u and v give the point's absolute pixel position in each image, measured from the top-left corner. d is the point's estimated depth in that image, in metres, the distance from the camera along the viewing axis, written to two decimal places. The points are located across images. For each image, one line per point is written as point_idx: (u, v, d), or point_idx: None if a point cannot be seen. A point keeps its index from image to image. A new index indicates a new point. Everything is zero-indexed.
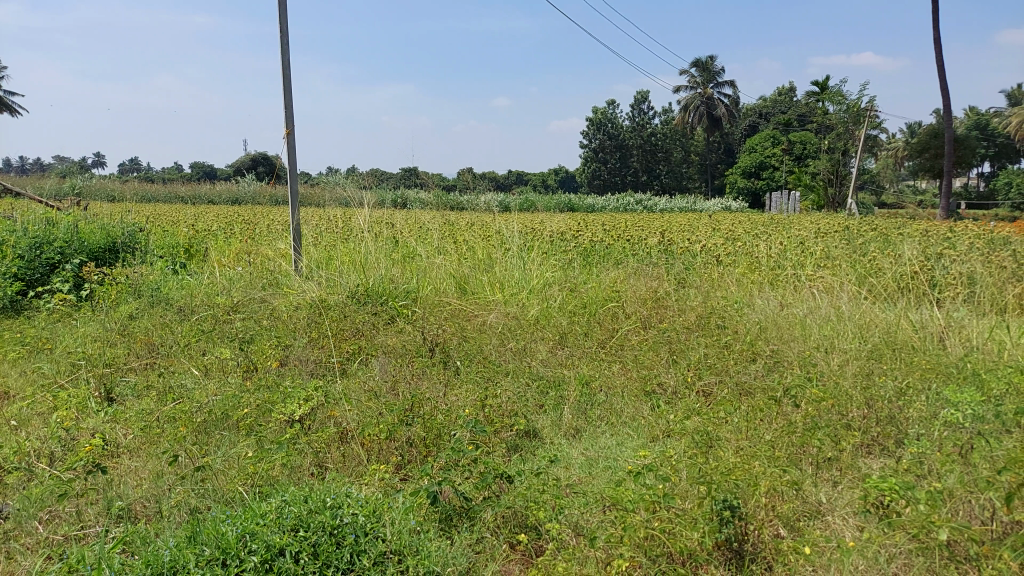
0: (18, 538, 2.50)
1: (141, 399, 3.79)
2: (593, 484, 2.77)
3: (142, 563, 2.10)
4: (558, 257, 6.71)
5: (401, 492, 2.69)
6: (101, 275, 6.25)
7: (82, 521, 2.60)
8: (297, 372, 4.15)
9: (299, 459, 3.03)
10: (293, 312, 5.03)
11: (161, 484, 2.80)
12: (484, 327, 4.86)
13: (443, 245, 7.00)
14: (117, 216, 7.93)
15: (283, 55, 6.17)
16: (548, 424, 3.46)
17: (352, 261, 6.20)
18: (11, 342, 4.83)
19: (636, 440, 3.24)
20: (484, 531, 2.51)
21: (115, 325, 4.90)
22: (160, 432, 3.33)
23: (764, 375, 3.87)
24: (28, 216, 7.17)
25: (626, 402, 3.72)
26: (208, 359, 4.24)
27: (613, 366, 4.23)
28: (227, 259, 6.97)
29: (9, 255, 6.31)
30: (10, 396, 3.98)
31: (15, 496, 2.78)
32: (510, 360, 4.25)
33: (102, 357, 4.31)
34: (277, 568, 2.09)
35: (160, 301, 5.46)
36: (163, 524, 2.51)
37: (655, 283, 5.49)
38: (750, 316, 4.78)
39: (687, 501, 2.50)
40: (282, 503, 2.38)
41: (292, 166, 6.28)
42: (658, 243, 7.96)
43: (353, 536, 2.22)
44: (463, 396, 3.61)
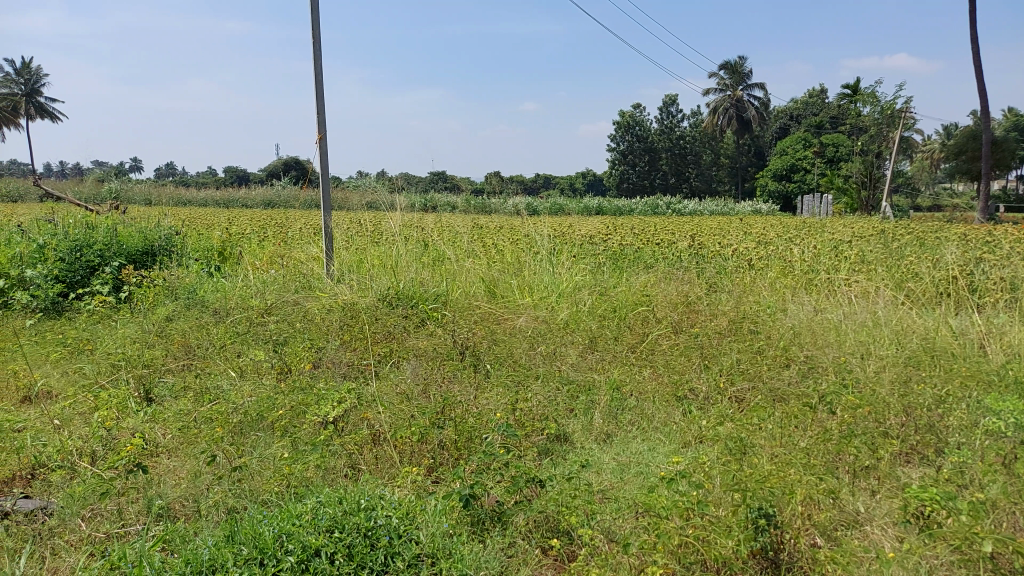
0: (62, 535, 2.56)
1: (178, 400, 3.87)
2: (625, 490, 2.75)
3: (182, 562, 2.14)
4: (587, 261, 6.67)
5: (434, 495, 2.71)
6: (140, 278, 6.39)
7: (123, 519, 2.65)
8: (330, 374, 4.19)
9: (332, 460, 3.05)
10: (326, 315, 5.10)
11: (199, 484, 2.84)
12: (513, 331, 4.86)
13: (471, 249, 7.02)
14: (154, 220, 8.10)
15: (314, 59, 6.25)
16: (579, 428, 3.44)
17: (383, 265, 6.25)
18: (53, 343, 4.96)
19: (668, 446, 3.21)
20: (516, 535, 2.50)
21: (153, 327, 5.00)
22: (197, 432, 3.38)
23: (798, 381, 3.82)
24: (69, 220, 7.35)
25: (658, 408, 3.69)
26: (243, 361, 4.31)
27: (643, 370, 4.19)
28: (260, 262, 7.07)
29: (51, 258, 6.49)
30: (52, 395, 4.09)
31: (58, 493, 2.86)
32: (540, 364, 4.25)
33: (141, 359, 4.41)
34: (314, 568, 2.10)
35: (196, 303, 5.55)
36: (201, 523, 2.55)
37: (685, 288, 5.44)
38: (783, 322, 4.71)
39: (721, 508, 2.47)
40: (317, 504, 2.40)
41: (324, 170, 6.36)
42: (688, 247, 7.88)
43: (386, 537, 2.23)
44: (494, 399, 3.61)
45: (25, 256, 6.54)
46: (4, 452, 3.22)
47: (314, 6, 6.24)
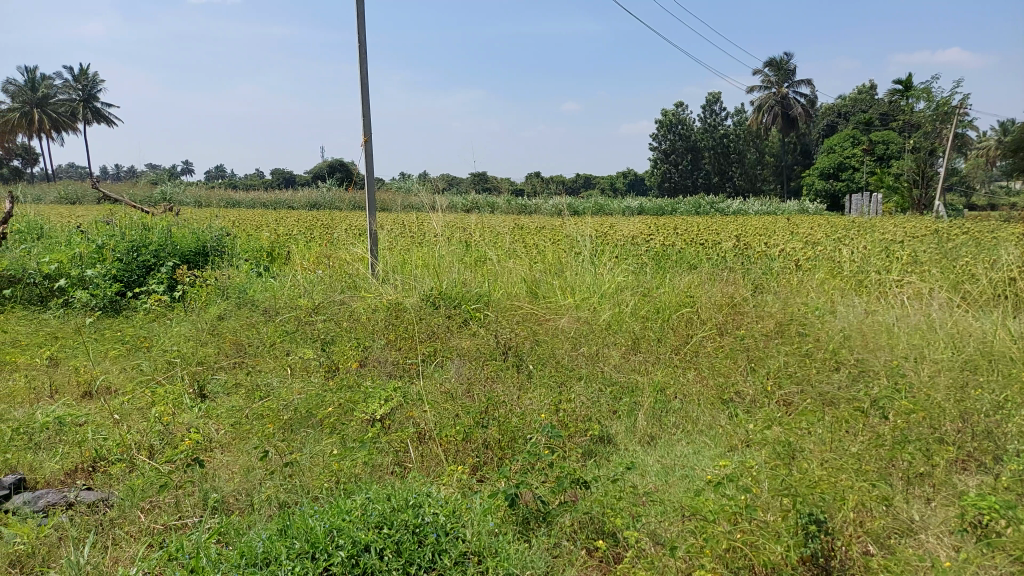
0: (123, 526, 2.65)
1: (230, 396, 3.97)
2: (670, 493, 2.73)
3: (237, 554, 2.20)
4: (630, 262, 6.62)
5: (479, 494, 2.73)
6: (193, 278, 6.57)
7: (180, 511, 2.73)
8: (375, 372, 4.25)
9: (379, 458, 3.10)
10: (371, 315, 5.18)
11: (251, 478, 2.91)
12: (556, 331, 4.85)
13: (513, 250, 7.03)
14: (206, 221, 8.33)
15: (360, 63, 6.35)
16: (623, 430, 3.42)
17: (426, 265, 6.31)
18: (112, 340, 5.13)
19: (713, 449, 3.17)
20: (562, 536, 2.50)
21: (205, 325, 5.14)
22: (249, 428, 3.47)
23: (848, 386, 3.73)
24: (126, 222, 7.61)
25: (703, 411, 3.64)
26: (292, 360, 4.41)
27: (688, 373, 4.14)
28: (307, 262, 7.20)
29: (110, 258, 6.72)
30: (112, 390, 4.24)
31: (119, 485, 2.96)
32: (582, 365, 4.23)
33: (195, 356, 4.54)
34: (363, 563, 2.13)
35: (246, 302, 5.69)
36: (254, 516, 2.61)
37: (730, 289, 5.36)
38: (832, 324, 4.60)
39: (769, 513, 2.43)
40: (366, 500, 2.44)
41: (369, 172, 6.45)
42: (733, 247, 7.75)
43: (434, 535, 2.25)
44: (537, 400, 3.62)
45: (85, 256, 6.77)
46: (67, 445, 3.34)
47: (360, 10, 6.33)
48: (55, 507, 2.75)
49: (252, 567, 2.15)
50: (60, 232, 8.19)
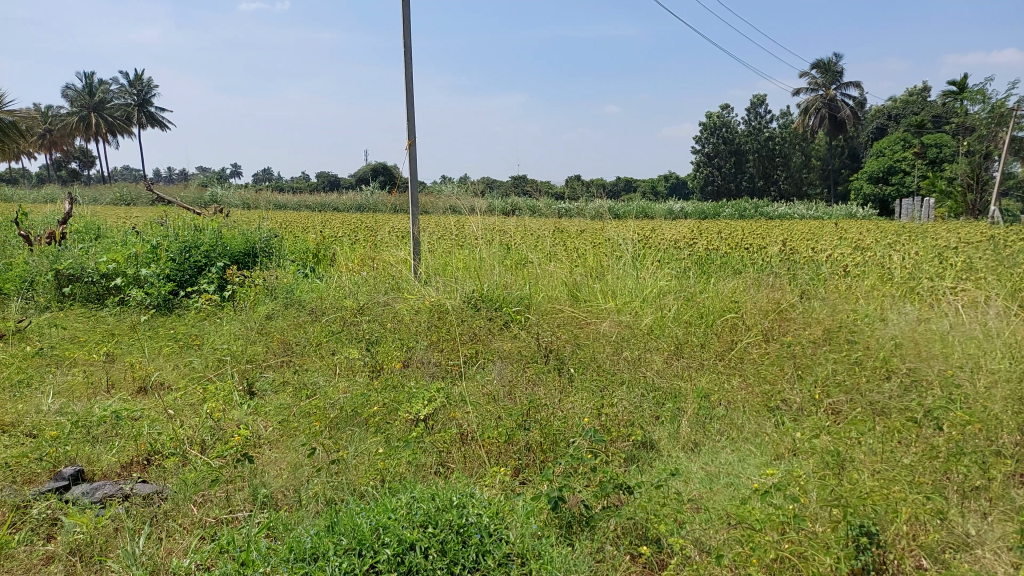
0: (176, 518, 2.72)
1: (278, 394, 4.05)
2: (715, 500, 2.69)
3: (286, 549, 2.24)
4: (673, 266, 6.55)
5: (522, 496, 2.73)
6: (242, 278, 6.73)
7: (231, 505, 2.79)
8: (418, 373, 4.28)
9: (423, 457, 3.12)
10: (414, 316, 5.23)
11: (299, 475, 2.97)
12: (597, 335, 4.83)
13: (554, 252, 7.03)
14: (255, 223, 8.52)
15: (405, 68, 6.42)
16: (665, 436, 3.38)
17: (468, 268, 6.35)
18: (165, 338, 5.29)
19: (759, 457, 3.12)
20: (605, 540, 2.49)
21: (254, 324, 5.26)
22: (296, 426, 3.53)
23: (900, 396, 3.63)
24: (180, 223, 7.84)
25: (748, 418, 3.58)
26: (337, 360, 4.48)
27: (733, 380, 4.07)
28: (352, 263, 7.31)
29: (164, 258, 6.92)
30: (165, 386, 4.36)
31: (172, 478, 3.05)
32: (624, 369, 4.20)
33: (244, 354, 4.64)
34: (409, 562, 2.14)
35: (293, 302, 5.80)
36: (302, 512, 2.66)
37: (777, 295, 5.27)
38: (883, 332, 4.48)
39: (818, 524, 2.38)
40: (411, 499, 2.46)
41: (412, 175, 6.52)
42: (779, 252, 7.61)
43: (478, 535, 2.26)
44: (579, 403, 3.61)
45: (140, 256, 6.98)
46: (123, 438, 3.45)
47: (406, 16, 6.41)
48: (112, 499, 2.84)
49: (301, 562, 2.19)
50: (116, 232, 8.46)
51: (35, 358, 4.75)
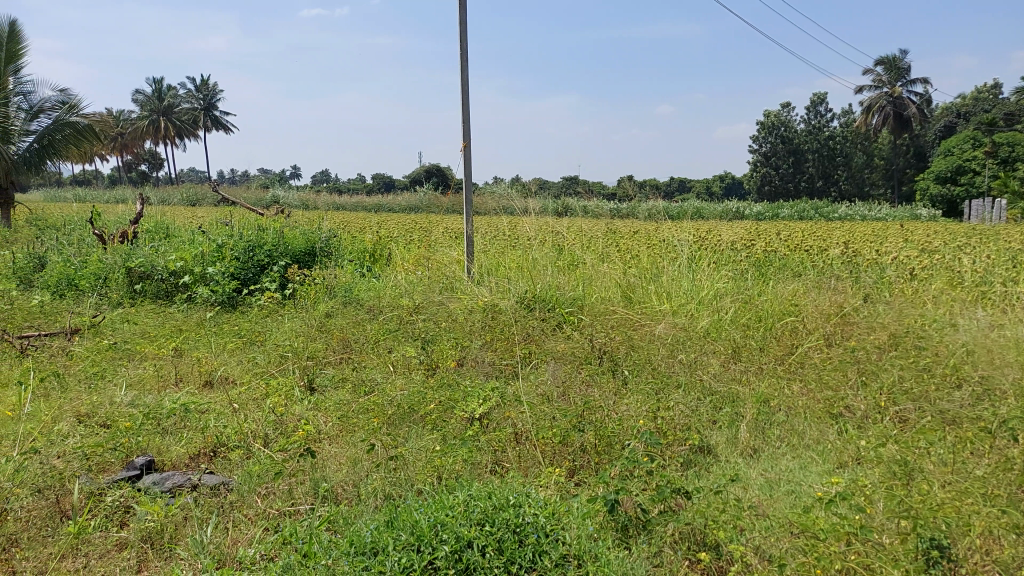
0: (242, 509, 2.81)
1: (337, 390, 4.14)
2: (776, 508, 2.62)
3: (347, 543, 2.29)
4: (730, 267, 6.42)
5: (578, 498, 2.73)
6: (302, 277, 6.89)
7: (293, 498, 2.86)
8: (473, 372, 4.32)
9: (479, 456, 3.15)
10: (468, 315, 5.27)
11: (359, 471, 3.03)
12: (652, 337, 4.76)
13: (608, 253, 6.97)
14: (315, 223, 8.72)
15: (460, 70, 6.48)
16: (724, 441, 3.31)
17: (520, 268, 6.36)
18: (230, 334, 5.45)
19: (822, 465, 3.03)
20: (662, 544, 2.46)
21: (314, 322, 5.38)
22: (355, 422, 3.60)
23: (971, 405, 3.49)
24: (244, 223, 8.09)
25: (810, 425, 3.48)
26: (394, 358, 4.56)
27: (793, 385, 3.96)
28: (408, 263, 7.40)
29: (229, 257, 7.15)
30: (230, 380, 4.50)
31: (238, 470, 3.15)
32: (680, 372, 4.15)
33: (305, 351, 4.75)
34: (466, 559, 2.16)
35: (352, 301, 5.92)
36: (362, 507, 2.71)
37: (839, 298, 5.13)
38: (953, 337, 4.31)
39: (885, 536, 2.31)
40: (468, 497, 2.47)
41: (467, 175, 6.56)
42: (841, 254, 7.38)
43: (535, 535, 2.26)
44: (634, 406, 3.58)
45: (206, 255, 7.23)
46: (191, 430, 3.58)
47: (462, 19, 6.47)
48: (181, 489, 2.95)
49: (361, 555, 2.24)
50: (184, 232, 8.77)
51: (109, 352, 4.97)
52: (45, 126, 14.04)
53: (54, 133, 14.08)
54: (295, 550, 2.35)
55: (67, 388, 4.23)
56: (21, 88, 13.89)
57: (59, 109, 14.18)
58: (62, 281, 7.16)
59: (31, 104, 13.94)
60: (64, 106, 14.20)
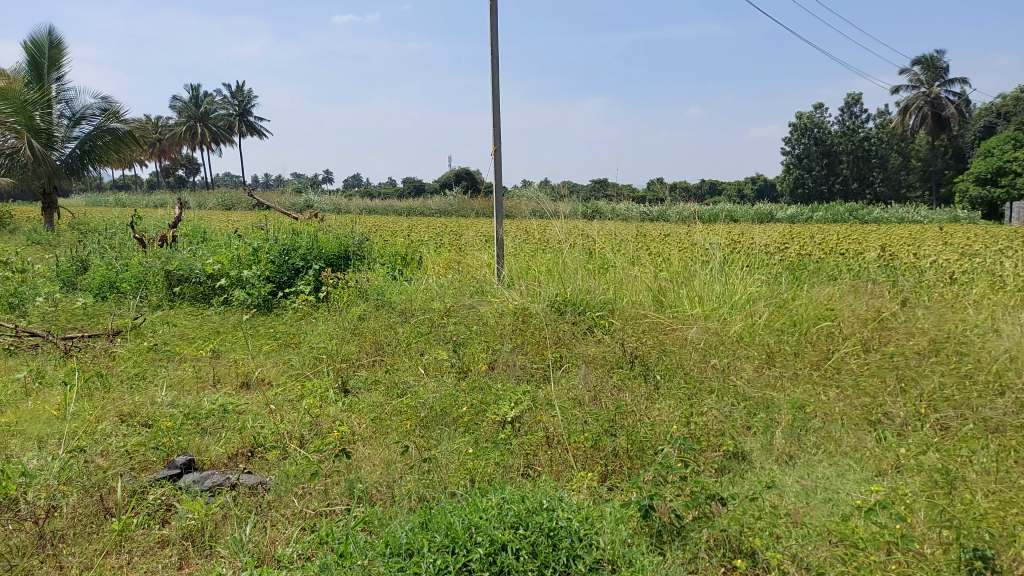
0: (279, 509, 2.85)
1: (370, 392, 4.18)
2: (814, 516, 2.58)
3: (383, 544, 2.31)
4: (763, 271, 6.33)
5: (611, 503, 2.72)
6: (336, 280, 6.98)
7: (329, 498, 2.89)
8: (504, 375, 4.33)
9: (511, 459, 3.15)
10: (499, 318, 5.29)
11: (392, 472, 3.05)
12: (684, 342, 4.72)
13: (639, 257, 6.94)
14: (347, 227, 8.82)
15: (492, 74, 6.50)
16: (758, 447, 3.27)
17: (550, 272, 6.35)
18: (266, 336, 5.54)
19: (860, 473, 2.97)
20: (697, 551, 2.43)
21: (347, 324, 5.44)
22: (388, 424, 3.63)
23: (1015, 413, 3.40)
24: (279, 227, 8.22)
25: (847, 432, 3.42)
26: (426, 360, 4.60)
27: (829, 391, 3.90)
28: (439, 266, 7.45)
29: (265, 260, 7.27)
30: (267, 382, 4.58)
31: (275, 470, 3.20)
32: (713, 377, 4.10)
33: (339, 353, 4.81)
34: (501, 562, 2.16)
35: (384, 304, 5.97)
36: (396, 508, 2.73)
37: (877, 302, 5.04)
38: (996, 343, 4.21)
39: (926, 546, 2.26)
40: (502, 500, 2.47)
41: (498, 179, 6.59)
42: (878, 258, 7.25)
43: (569, 539, 2.26)
44: (667, 411, 3.55)
45: (243, 258, 7.35)
46: (229, 431, 3.64)
47: (494, 24, 6.49)
48: (221, 487, 3.00)
49: (397, 556, 2.25)
50: (221, 235, 8.92)
51: (150, 353, 5.07)
52: (86, 132, 14.42)
53: (95, 139, 14.46)
54: (335, 548, 2.40)
55: (110, 388, 4.33)
56: (64, 95, 14.26)
57: (100, 116, 14.54)
58: (104, 283, 7.32)
59: (74, 111, 14.31)
60: (105, 113, 14.56)
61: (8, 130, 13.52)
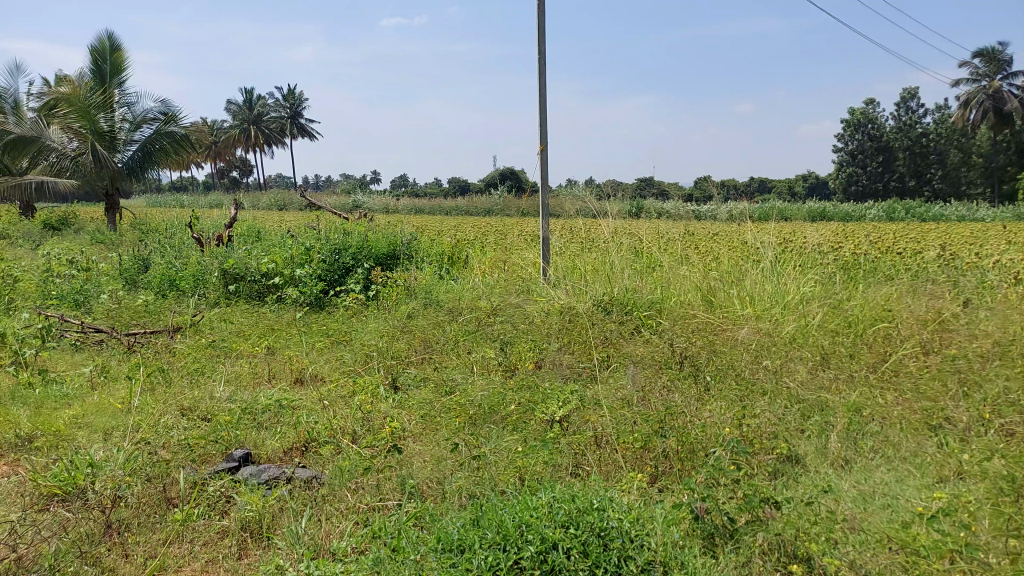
0: (333, 502, 2.90)
1: (419, 389, 4.23)
2: (872, 521, 2.51)
3: (435, 540, 2.34)
4: (817, 270, 6.17)
5: (662, 504, 2.69)
6: (385, 279, 7.08)
7: (381, 493, 2.94)
8: (551, 374, 4.34)
9: (560, 458, 3.16)
10: (547, 317, 5.29)
11: (443, 469, 3.08)
12: (735, 342, 4.64)
13: (688, 255, 6.84)
14: (396, 227, 8.94)
15: (539, 73, 6.50)
16: (813, 451, 3.20)
17: (597, 272, 6.32)
18: (318, 333, 5.65)
19: (920, 479, 2.88)
20: (751, 555, 2.39)
21: (397, 322, 5.51)
22: (437, 421, 3.67)
23: None
24: (331, 227, 8.38)
25: (906, 436, 3.31)
26: (474, 359, 4.63)
27: (887, 394, 3.79)
28: (486, 265, 7.49)
29: (317, 259, 7.42)
30: (319, 378, 4.67)
31: (329, 465, 3.27)
32: (766, 378, 4.03)
33: (389, 351, 4.88)
34: (551, 561, 2.16)
35: (433, 303, 6.03)
36: (447, 505, 2.76)
37: (937, 304, 4.87)
38: None
39: (992, 556, 2.17)
40: (553, 499, 2.47)
41: (545, 178, 6.58)
42: (938, 257, 7.00)
43: (620, 540, 2.24)
44: (718, 412, 3.50)
45: (296, 257, 7.51)
46: (284, 426, 3.73)
47: (540, 23, 6.49)
48: (277, 480, 3.08)
49: (448, 552, 2.28)
50: (274, 235, 9.13)
51: (208, 349, 5.23)
52: (146, 136, 14.89)
53: (154, 143, 14.94)
54: (388, 542, 2.44)
55: (171, 382, 4.48)
56: (126, 99, 14.74)
57: (161, 120, 15.00)
58: (164, 281, 7.55)
59: (135, 115, 14.78)
60: (164, 116, 15.03)
61: (75, 133, 14.07)
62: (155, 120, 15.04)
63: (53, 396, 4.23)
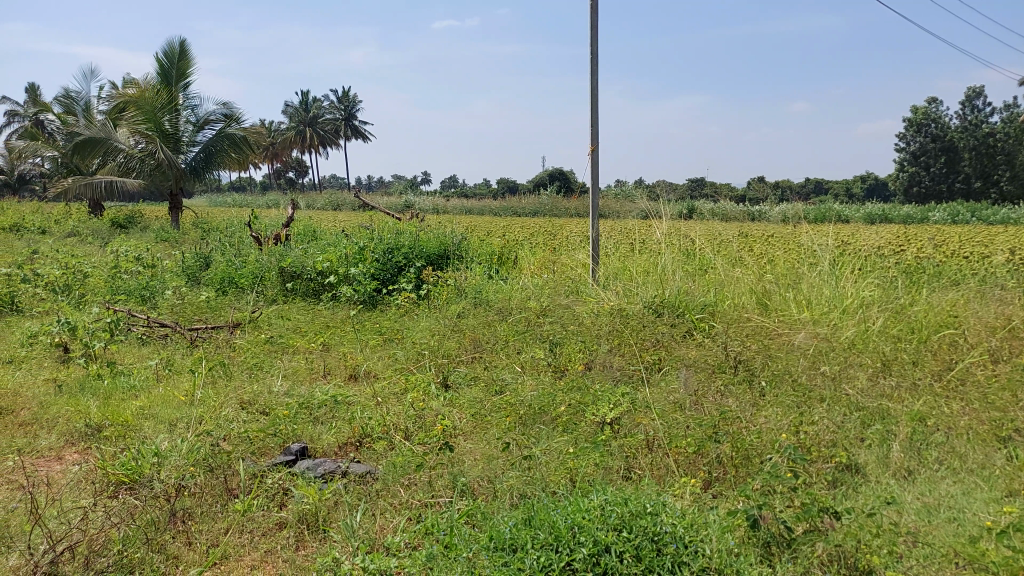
0: (386, 498, 2.94)
1: (469, 388, 4.26)
2: (937, 534, 2.43)
3: (486, 538, 2.36)
4: (877, 274, 5.97)
5: (716, 510, 2.65)
6: (436, 278, 7.14)
7: (433, 490, 2.96)
8: (601, 376, 4.32)
9: (611, 460, 3.14)
10: (597, 318, 5.26)
11: (494, 467, 3.09)
12: (791, 347, 4.53)
13: (742, 257, 6.71)
14: (447, 227, 9.00)
15: (591, 74, 6.47)
16: (873, 460, 3.10)
17: (648, 273, 6.26)
18: (371, 330, 5.74)
19: (989, 492, 2.77)
20: (809, 565, 2.33)
21: (448, 321, 5.56)
22: (488, 420, 3.69)
23: None
24: (384, 227, 8.51)
25: (974, 448, 3.18)
26: (524, 359, 4.64)
27: (953, 403, 3.64)
28: (536, 265, 7.49)
29: (370, 258, 7.54)
30: (372, 375, 4.74)
31: (382, 461, 3.31)
32: (823, 384, 3.93)
33: (440, 350, 4.92)
34: (604, 564, 2.15)
35: (483, 302, 6.06)
36: (498, 504, 2.77)
37: (1007, 310, 4.67)
38: None
39: None
40: (605, 501, 2.45)
41: (596, 179, 6.54)
42: (1007, 261, 6.72)
43: (673, 545, 2.22)
44: (774, 418, 3.42)
45: (349, 256, 7.64)
46: (339, 421, 3.81)
47: (593, 24, 6.46)
48: (333, 475, 3.14)
49: (500, 551, 2.30)
50: (329, 234, 9.30)
51: (266, 344, 5.36)
52: (209, 137, 15.36)
53: (216, 144, 15.42)
54: (440, 539, 2.47)
55: (231, 376, 4.62)
56: (191, 102, 15.25)
57: (223, 122, 15.48)
58: (225, 278, 7.76)
59: (199, 116, 15.28)
60: (226, 119, 15.51)
61: (143, 135, 14.62)
62: (217, 122, 15.52)
63: (121, 388, 4.40)
